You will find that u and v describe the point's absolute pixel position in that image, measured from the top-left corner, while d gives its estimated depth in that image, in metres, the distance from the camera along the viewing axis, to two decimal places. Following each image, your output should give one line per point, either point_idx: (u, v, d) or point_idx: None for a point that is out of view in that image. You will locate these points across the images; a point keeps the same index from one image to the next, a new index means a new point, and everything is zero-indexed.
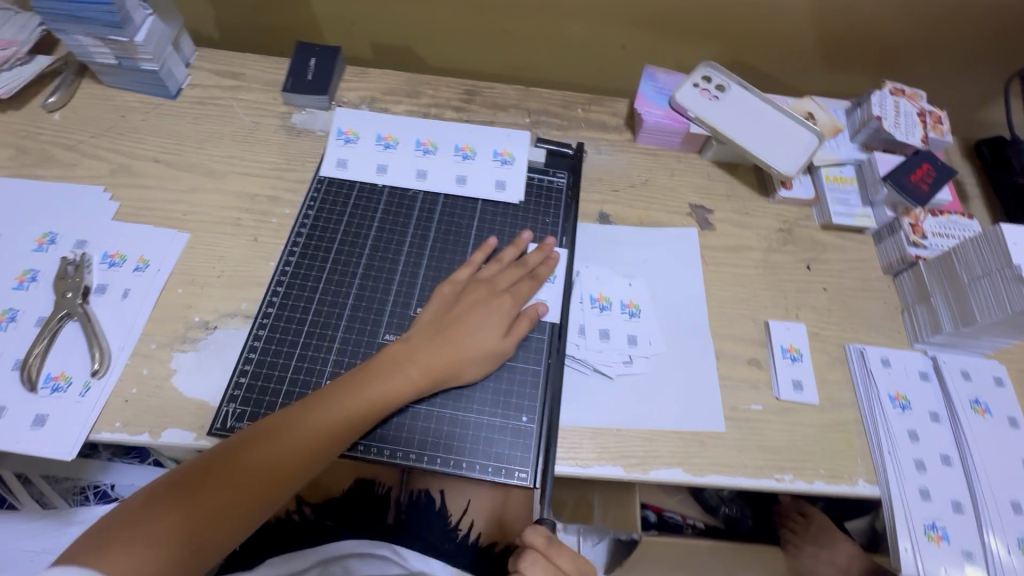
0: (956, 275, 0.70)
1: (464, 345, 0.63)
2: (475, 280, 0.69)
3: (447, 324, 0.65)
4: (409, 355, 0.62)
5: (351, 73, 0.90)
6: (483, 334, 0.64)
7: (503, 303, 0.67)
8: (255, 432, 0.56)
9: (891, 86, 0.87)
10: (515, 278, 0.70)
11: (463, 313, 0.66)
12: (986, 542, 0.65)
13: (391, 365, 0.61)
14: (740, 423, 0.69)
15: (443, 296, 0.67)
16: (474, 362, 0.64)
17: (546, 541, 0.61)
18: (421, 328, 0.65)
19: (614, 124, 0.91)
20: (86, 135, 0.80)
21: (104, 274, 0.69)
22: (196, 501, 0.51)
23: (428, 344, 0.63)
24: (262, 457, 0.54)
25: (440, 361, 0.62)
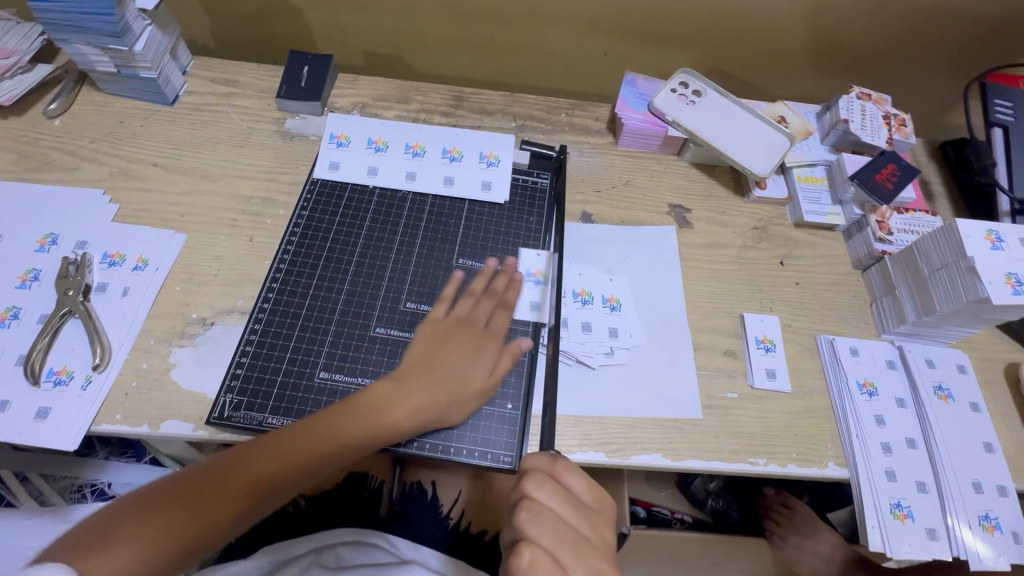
0: (918, 268, 0.74)
1: (454, 384, 0.65)
2: (460, 317, 0.70)
3: (433, 363, 0.65)
4: (394, 394, 0.62)
5: (343, 80, 0.94)
6: (470, 374, 0.66)
7: (488, 344, 0.68)
8: (250, 449, 0.56)
9: (858, 90, 0.91)
10: (492, 310, 0.71)
11: (448, 353, 0.66)
12: (950, 521, 0.68)
13: (380, 402, 0.61)
14: (717, 410, 0.72)
15: (427, 333, 0.68)
16: (461, 402, 0.64)
17: (551, 461, 0.56)
18: (408, 367, 0.65)
19: (596, 128, 0.95)
20: (86, 141, 0.83)
21: (104, 273, 0.72)
22: (190, 508, 0.51)
23: (416, 381, 0.64)
24: (257, 472, 0.55)
25: (428, 402, 0.63)
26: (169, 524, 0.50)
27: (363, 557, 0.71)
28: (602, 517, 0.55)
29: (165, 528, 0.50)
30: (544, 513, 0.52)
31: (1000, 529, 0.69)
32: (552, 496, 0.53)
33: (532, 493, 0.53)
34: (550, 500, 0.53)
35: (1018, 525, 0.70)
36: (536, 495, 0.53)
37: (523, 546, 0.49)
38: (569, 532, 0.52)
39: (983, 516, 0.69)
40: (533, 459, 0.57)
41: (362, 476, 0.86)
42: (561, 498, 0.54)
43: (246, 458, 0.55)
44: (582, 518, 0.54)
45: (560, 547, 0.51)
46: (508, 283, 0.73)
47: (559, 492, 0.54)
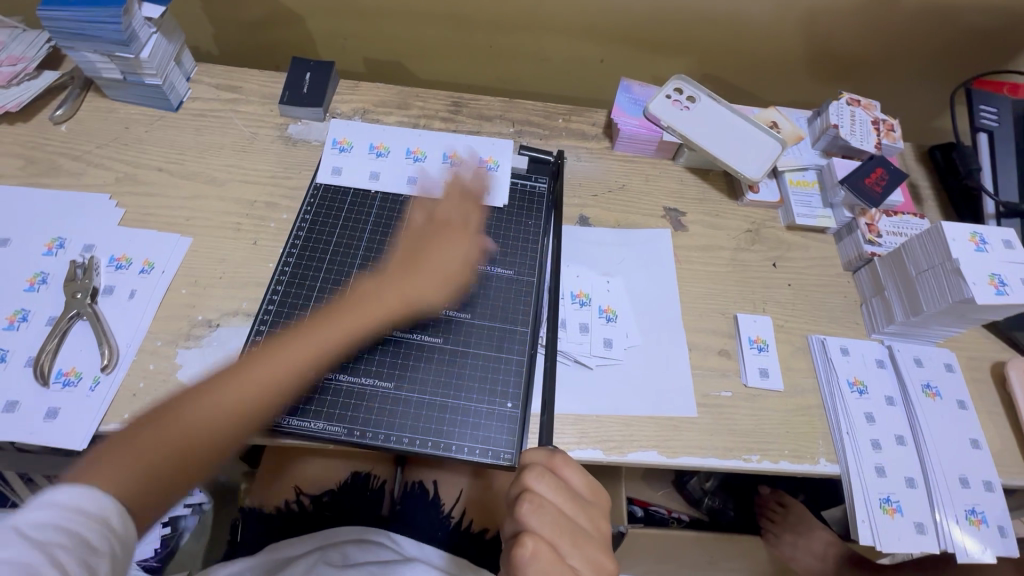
0: (906, 269, 0.76)
1: (435, 261, 0.74)
2: (438, 212, 0.80)
3: (418, 251, 0.75)
4: (377, 288, 0.71)
5: (344, 87, 0.96)
6: (451, 253, 0.75)
7: (469, 241, 0.77)
8: (229, 373, 0.58)
9: (848, 96, 0.94)
10: (463, 206, 0.81)
11: (430, 242, 0.76)
12: (938, 515, 0.70)
13: (365, 299, 0.69)
14: (711, 409, 0.74)
15: (415, 223, 0.79)
16: (440, 281, 0.73)
17: (549, 455, 0.58)
18: (395, 263, 0.74)
19: (593, 133, 0.97)
20: (92, 146, 0.84)
21: (111, 276, 0.73)
22: (182, 429, 0.52)
23: (395, 280, 0.72)
24: (241, 390, 0.57)
25: (411, 287, 0.72)
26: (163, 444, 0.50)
27: (367, 555, 0.72)
28: (598, 509, 0.57)
29: (161, 446, 0.50)
30: (545, 505, 0.54)
31: (986, 522, 0.71)
32: (552, 488, 0.55)
33: (533, 486, 0.54)
34: (551, 492, 0.54)
35: (1003, 518, 0.72)
36: (537, 488, 0.54)
37: (526, 538, 0.51)
38: (568, 524, 0.54)
39: (970, 510, 0.71)
40: (532, 453, 0.58)
41: (364, 476, 0.87)
42: (561, 490, 0.55)
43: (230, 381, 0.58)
44: (579, 510, 0.55)
45: (560, 539, 0.52)
46: (474, 213, 0.81)
47: (559, 485, 0.55)
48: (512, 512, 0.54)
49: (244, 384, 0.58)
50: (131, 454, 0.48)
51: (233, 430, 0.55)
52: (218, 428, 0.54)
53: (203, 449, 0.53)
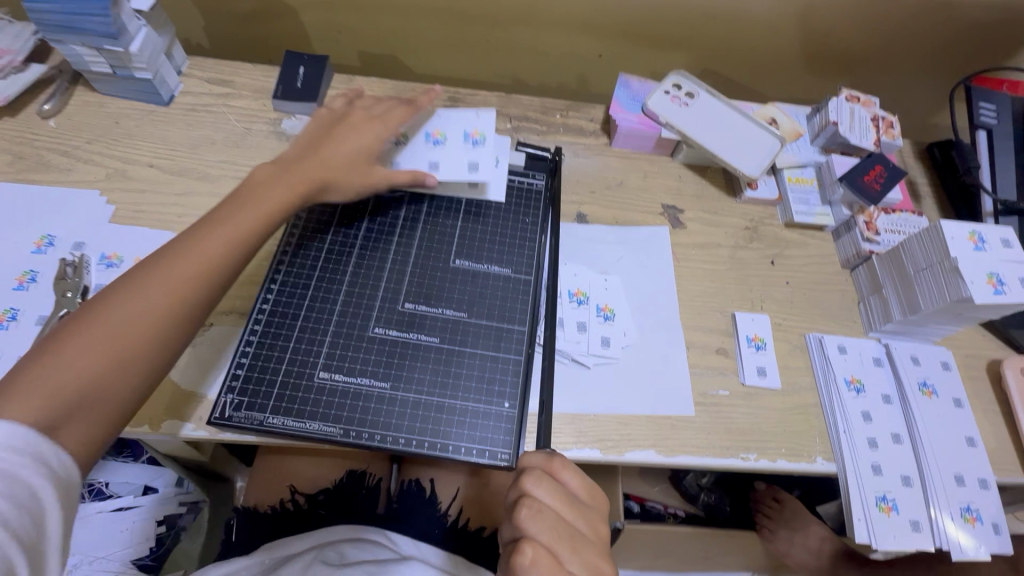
0: (904, 268, 0.76)
1: (336, 150, 0.73)
2: (346, 111, 0.78)
3: (320, 143, 0.74)
4: (275, 176, 0.69)
5: (339, 81, 0.94)
6: (351, 142, 0.74)
7: (374, 126, 0.77)
8: (155, 260, 0.58)
9: (847, 93, 0.93)
10: (389, 108, 0.80)
11: (335, 133, 0.75)
12: (933, 512, 0.70)
13: (258, 186, 0.67)
14: (708, 407, 0.74)
15: (319, 121, 0.77)
16: (348, 167, 0.73)
17: (547, 458, 0.58)
18: (290, 155, 0.72)
19: (591, 129, 0.96)
20: (82, 141, 0.82)
21: (102, 274, 0.72)
22: (98, 331, 0.51)
23: (295, 161, 0.71)
24: (168, 265, 0.57)
25: (311, 171, 0.71)
26: (83, 353, 0.50)
27: (364, 553, 0.72)
28: (596, 512, 0.57)
29: (74, 363, 0.49)
30: (543, 511, 0.53)
31: (981, 520, 0.71)
32: (551, 493, 0.55)
33: (531, 491, 0.54)
34: (549, 497, 0.54)
35: (998, 515, 0.72)
36: (535, 493, 0.54)
37: (525, 544, 0.51)
38: (567, 528, 0.53)
39: (965, 508, 0.71)
40: (530, 457, 0.58)
41: (360, 474, 0.86)
42: (560, 495, 0.55)
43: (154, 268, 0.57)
44: (577, 514, 0.55)
45: (559, 544, 0.52)
46: (396, 110, 0.80)
47: (558, 490, 0.55)
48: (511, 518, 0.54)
49: (175, 259, 0.58)
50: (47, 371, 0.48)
51: (162, 325, 0.54)
52: (145, 341, 0.53)
53: (122, 373, 0.51)
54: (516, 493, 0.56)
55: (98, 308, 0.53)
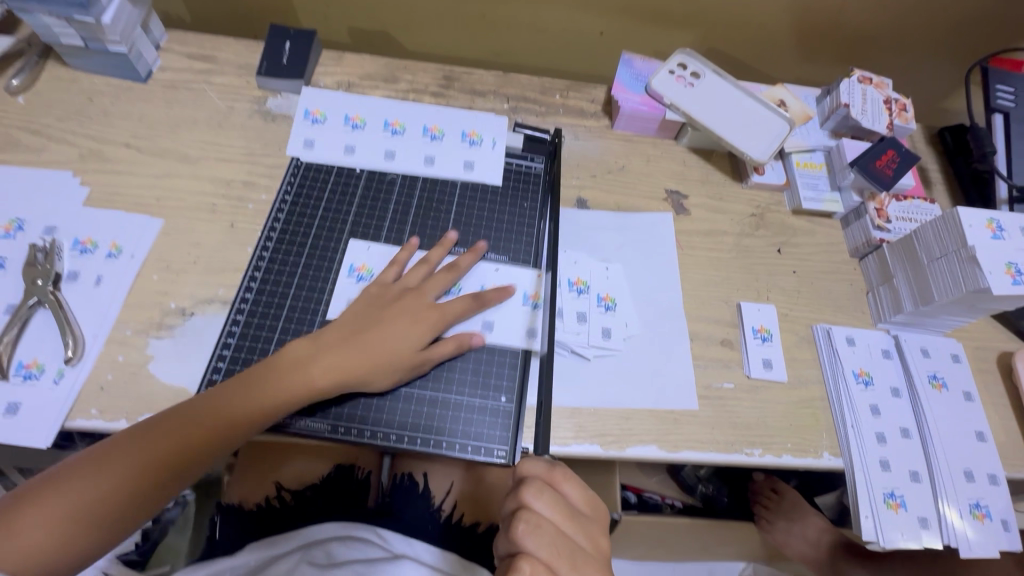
0: (917, 257, 0.73)
1: (377, 354, 0.61)
2: (404, 286, 0.67)
3: (364, 325, 0.63)
4: (313, 357, 0.60)
5: (327, 58, 0.89)
6: (399, 344, 0.62)
7: (429, 317, 0.65)
8: (177, 410, 0.57)
9: (859, 73, 0.89)
10: (443, 285, 0.68)
11: (382, 319, 0.64)
12: (941, 508, 0.68)
13: (292, 366, 0.60)
14: (713, 401, 0.71)
15: (367, 296, 0.66)
16: (382, 369, 0.61)
17: (548, 468, 0.55)
18: (337, 328, 0.63)
19: (592, 110, 0.92)
20: (53, 119, 0.78)
21: (76, 261, 0.68)
22: (131, 465, 0.54)
23: (337, 346, 0.61)
24: (185, 424, 0.56)
25: (348, 368, 0.60)
26: (81, 498, 0.52)
27: (353, 551, 0.69)
28: (596, 526, 0.54)
29: (96, 493, 0.52)
30: (542, 525, 0.51)
31: (990, 517, 0.69)
32: (551, 507, 0.52)
33: (530, 504, 0.52)
34: (549, 510, 0.52)
35: (1007, 512, 0.70)
36: (534, 506, 0.52)
37: (521, 562, 0.49)
38: (567, 543, 0.51)
39: (974, 504, 0.69)
40: (530, 466, 0.55)
41: (350, 467, 0.83)
42: (560, 508, 0.52)
43: (169, 422, 0.55)
44: (578, 528, 0.53)
45: (558, 561, 0.50)
46: (467, 258, 0.70)
47: (558, 503, 0.52)
48: (508, 531, 0.52)
49: (194, 411, 0.56)
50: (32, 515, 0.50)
51: (191, 459, 0.56)
52: (153, 486, 0.55)
53: (139, 502, 0.54)
54: (513, 504, 0.53)
55: (112, 450, 0.54)
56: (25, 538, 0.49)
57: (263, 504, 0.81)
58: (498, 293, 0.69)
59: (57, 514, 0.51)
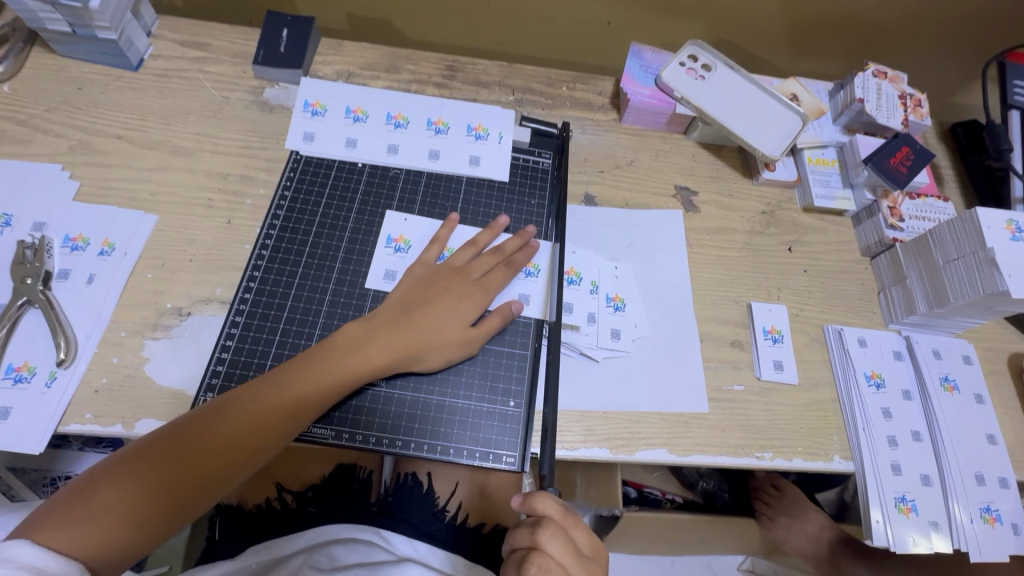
0: (932, 257, 0.72)
1: (429, 333, 0.62)
2: (449, 266, 0.67)
3: (413, 306, 0.63)
4: (369, 335, 0.60)
5: (326, 46, 0.86)
6: (448, 323, 0.63)
7: (475, 294, 0.65)
8: (242, 390, 0.56)
9: (874, 67, 0.87)
10: (488, 266, 0.68)
11: (431, 299, 0.64)
12: (952, 512, 0.68)
13: (351, 346, 0.59)
14: (723, 404, 0.70)
15: (413, 277, 0.66)
16: (435, 348, 0.62)
17: (563, 511, 0.53)
18: (387, 309, 0.63)
19: (599, 103, 0.89)
20: (40, 109, 0.75)
21: (66, 258, 0.66)
22: (179, 454, 0.51)
23: (390, 326, 0.61)
24: (254, 402, 0.55)
25: (402, 346, 0.60)
26: (147, 483, 0.49)
27: (356, 555, 0.68)
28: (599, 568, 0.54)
29: (139, 485, 0.49)
30: (551, 569, 0.50)
31: (1000, 520, 0.69)
32: (563, 551, 0.51)
33: (542, 546, 0.51)
34: (560, 555, 0.51)
35: (1017, 515, 0.70)
36: (547, 550, 0.51)
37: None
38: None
39: (984, 508, 0.69)
40: (545, 505, 0.53)
41: (351, 467, 0.82)
42: (571, 552, 0.52)
43: (238, 401, 0.55)
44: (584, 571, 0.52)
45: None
46: (514, 242, 0.70)
47: (570, 548, 0.52)
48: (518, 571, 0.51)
49: (261, 390, 0.56)
50: (100, 499, 0.48)
51: (238, 455, 0.53)
52: (200, 479, 0.52)
53: (181, 503, 0.51)
54: (525, 544, 0.52)
55: (181, 430, 0.52)
56: (60, 536, 0.45)
57: (262, 506, 0.79)
58: (526, 254, 0.70)
59: (125, 500, 0.48)
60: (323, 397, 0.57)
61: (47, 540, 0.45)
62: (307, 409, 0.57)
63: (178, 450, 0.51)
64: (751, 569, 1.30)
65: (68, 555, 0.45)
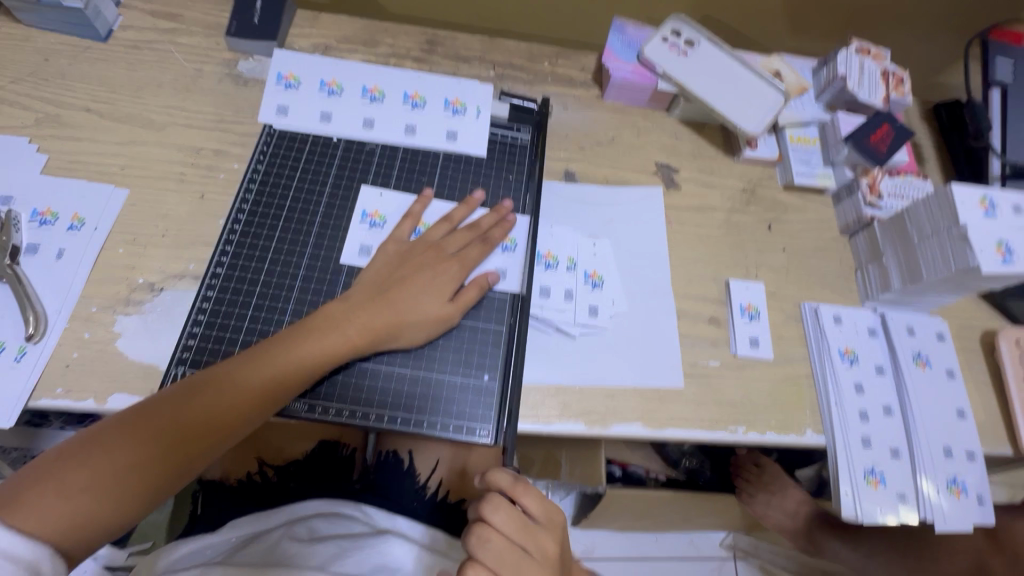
0: (908, 234, 0.72)
1: (406, 310, 0.61)
2: (424, 243, 0.67)
3: (389, 284, 0.63)
4: (346, 314, 0.60)
5: (302, 18, 0.84)
6: (425, 299, 0.62)
7: (451, 269, 0.65)
8: (221, 370, 0.55)
9: (857, 44, 0.86)
10: (464, 242, 0.68)
11: (406, 276, 0.63)
12: (919, 485, 0.69)
13: (328, 326, 0.59)
14: (699, 379, 0.70)
15: (387, 254, 0.65)
16: (411, 324, 0.62)
17: (513, 481, 0.53)
18: (363, 288, 0.62)
19: (581, 79, 0.88)
20: (6, 81, 0.73)
21: (35, 233, 0.65)
22: (156, 433, 0.50)
23: (365, 305, 0.61)
24: (232, 382, 0.54)
25: (380, 323, 0.60)
26: (122, 462, 0.48)
27: (337, 527, 0.68)
28: (551, 539, 0.53)
29: (115, 465, 0.48)
30: (491, 539, 0.51)
31: (966, 492, 0.71)
32: (506, 520, 0.52)
33: (486, 516, 0.51)
34: (504, 524, 0.51)
35: (982, 487, 0.71)
36: (490, 520, 0.51)
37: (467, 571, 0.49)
38: (518, 556, 0.51)
39: (952, 480, 0.70)
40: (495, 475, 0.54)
41: (333, 444, 0.84)
42: (515, 520, 0.52)
43: (217, 380, 0.54)
44: (532, 541, 0.52)
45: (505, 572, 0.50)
46: (491, 218, 0.70)
47: (515, 518, 0.52)
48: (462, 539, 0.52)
49: (241, 370, 0.55)
50: (77, 479, 0.47)
51: (218, 434, 0.53)
52: (178, 458, 0.51)
53: (156, 483, 0.50)
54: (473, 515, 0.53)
55: (156, 410, 0.51)
56: (31, 516, 0.44)
57: (243, 480, 0.80)
58: (502, 229, 0.70)
59: (100, 480, 0.47)
60: (300, 377, 0.57)
61: (20, 522, 0.43)
62: (287, 389, 0.56)
63: (156, 430, 0.50)
64: (732, 544, 1.33)
65: (40, 537, 0.44)
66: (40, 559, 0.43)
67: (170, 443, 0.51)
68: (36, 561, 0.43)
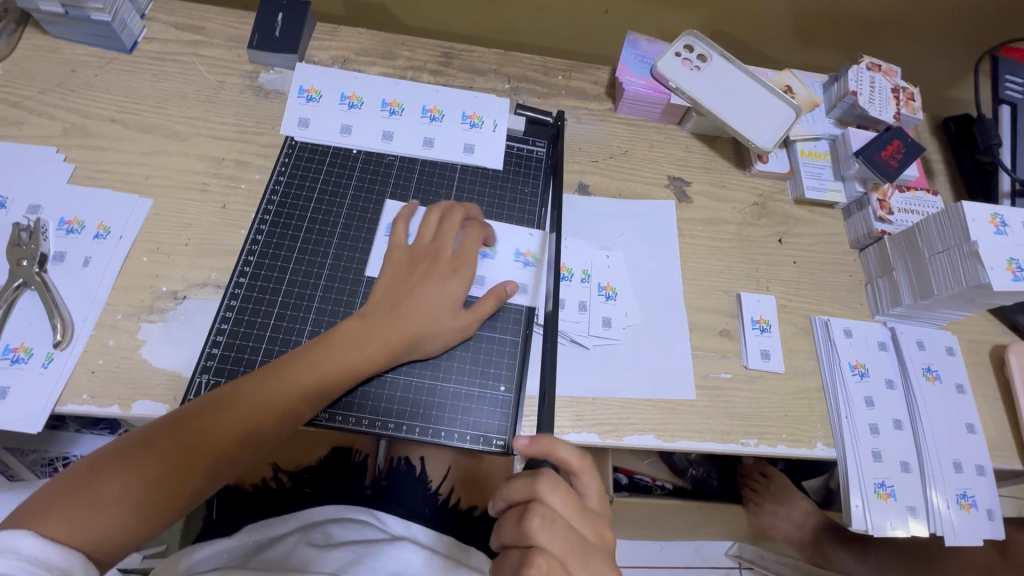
0: (918, 250, 0.73)
1: (421, 323, 0.62)
2: (425, 247, 0.67)
3: (399, 296, 0.63)
4: (365, 329, 0.61)
5: (321, 31, 0.86)
6: (432, 308, 0.63)
7: (461, 277, 0.65)
8: (244, 384, 0.56)
9: (868, 60, 0.87)
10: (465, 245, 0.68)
11: (413, 286, 0.64)
12: (930, 498, 0.70)
13: (347, 341, 0.60)
14: (711, 392, 0.71)
15: (392, 262, 0.66)
16: (427, 338, 0.62)
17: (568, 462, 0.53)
18: (376, 302, 0.63)
19: (595, 92, 0.89)
20: (34, 91, 0.74)
21: (62, 241, 0.66)
22: (181, 446, 0.51)
23: (382, 320, 0.62)
24: (255, 396, 0.55)
25: (396, 336, 0.61)
26: (149, 474, 0.50)
27: (352, 533, 0.70)
28: (601, 518, 0.53)
29: (142, 477, 0.49)
30: (554, 519, 0.49)
31: (976, 506, 0.71)
32: (565, 502, 0.50)
33: (546, 496, 0.50)
34: (562, 506, 0.50)
35: (992, 501, 0.72)
36: (547, 500, 0.50)
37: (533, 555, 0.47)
38: (580, 538, 0.49)
39: (961, 494, 0.71)
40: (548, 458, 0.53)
41: (347, 450, 0.85)
42: (573, 503, 0.51)
43: (242, 395, 0.55)
44: (589, 524, 0.51)
45: (571, 555, 0.48)
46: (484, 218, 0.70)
47: (573, 500, 0.51)
48: (519, 524, 0.50)
49: (265, 385, 0.56)
50: (105, 492, 0.48)
51: (241, 447, 0.54)
52: (201, 470, 0.52)
53: (181, 496, 0.51)
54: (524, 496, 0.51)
55: (182, 423, 0.52)
56: (62, 525, 0.45)
57: (258, 485, 0.81)
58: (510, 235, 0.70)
59: (128, 491, 0.48)
60: (321, 392, 0.58)
61: (51, 531, 0.45)
62: (308, 404, 0.57)
63: (182, 442, 0.52)
64: (738, 555, 1.33)
65: (70, 545, 0.45)
66: (71, 565, 0.44)
67: (195, 455, 0.52)
68: (69, 567, 0.44)
